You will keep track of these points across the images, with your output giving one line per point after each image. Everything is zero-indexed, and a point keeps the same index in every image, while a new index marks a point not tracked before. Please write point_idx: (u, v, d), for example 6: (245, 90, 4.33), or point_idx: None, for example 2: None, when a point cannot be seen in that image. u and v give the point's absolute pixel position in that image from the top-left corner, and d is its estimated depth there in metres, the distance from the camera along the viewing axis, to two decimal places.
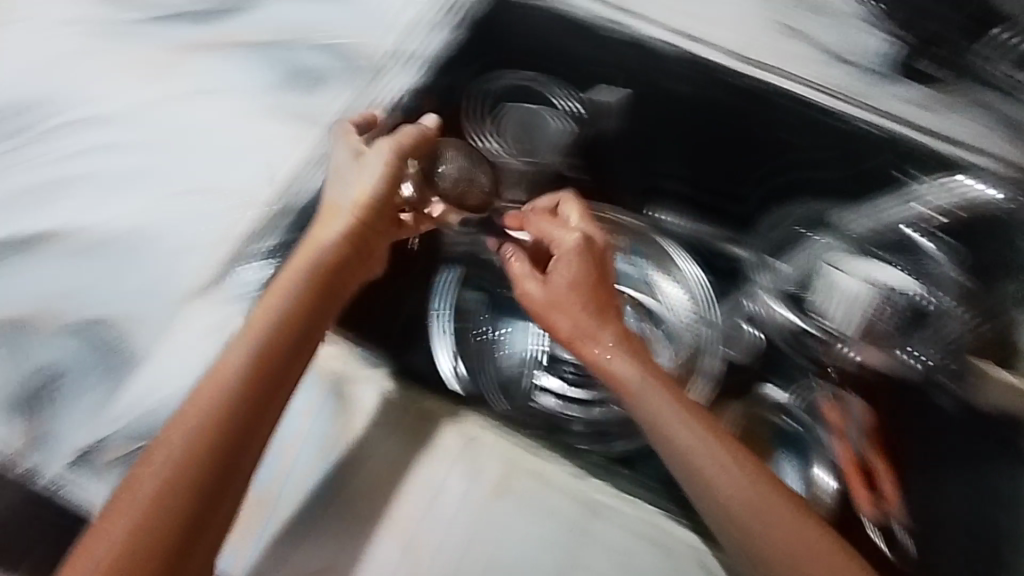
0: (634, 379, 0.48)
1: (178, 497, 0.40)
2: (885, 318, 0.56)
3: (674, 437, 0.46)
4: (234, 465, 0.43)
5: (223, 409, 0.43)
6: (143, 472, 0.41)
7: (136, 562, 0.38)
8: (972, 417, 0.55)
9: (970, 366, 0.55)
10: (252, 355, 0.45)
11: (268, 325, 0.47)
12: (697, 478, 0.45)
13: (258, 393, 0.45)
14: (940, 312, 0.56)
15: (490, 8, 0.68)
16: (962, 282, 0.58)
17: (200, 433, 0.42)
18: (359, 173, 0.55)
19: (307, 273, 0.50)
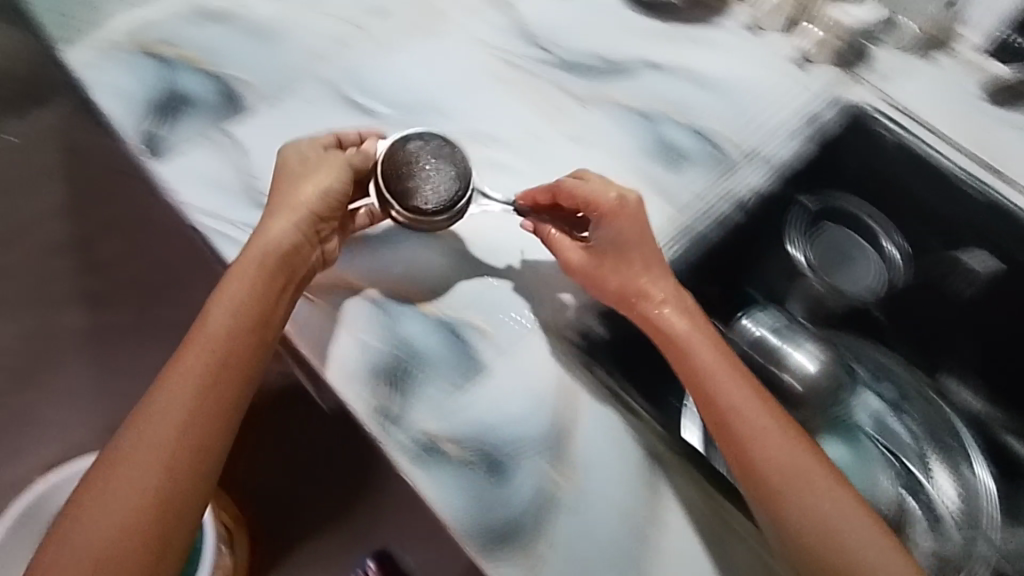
0: (740, 394, 0.46)
1: (176, 472, 0.40)
2: None
3: (778, 458, 0.44)
4: (220, 408, 0.43)
5: (212, 360, 0.43)
6: (125, 455, 0.40)
7: (148, 523, 0.39)
8: None
9: None
10: (228, 331, 0.45)
11: (246, 296, 0.46)
12: (770, 493, 0.43)
13: (234, 338, 0.45)
14: None
15: (840, 133, 0.66)
16: None
17: (199, 394, 0.42)
18: (319, 164, 0.51)
19: (267, 256, 0.47)
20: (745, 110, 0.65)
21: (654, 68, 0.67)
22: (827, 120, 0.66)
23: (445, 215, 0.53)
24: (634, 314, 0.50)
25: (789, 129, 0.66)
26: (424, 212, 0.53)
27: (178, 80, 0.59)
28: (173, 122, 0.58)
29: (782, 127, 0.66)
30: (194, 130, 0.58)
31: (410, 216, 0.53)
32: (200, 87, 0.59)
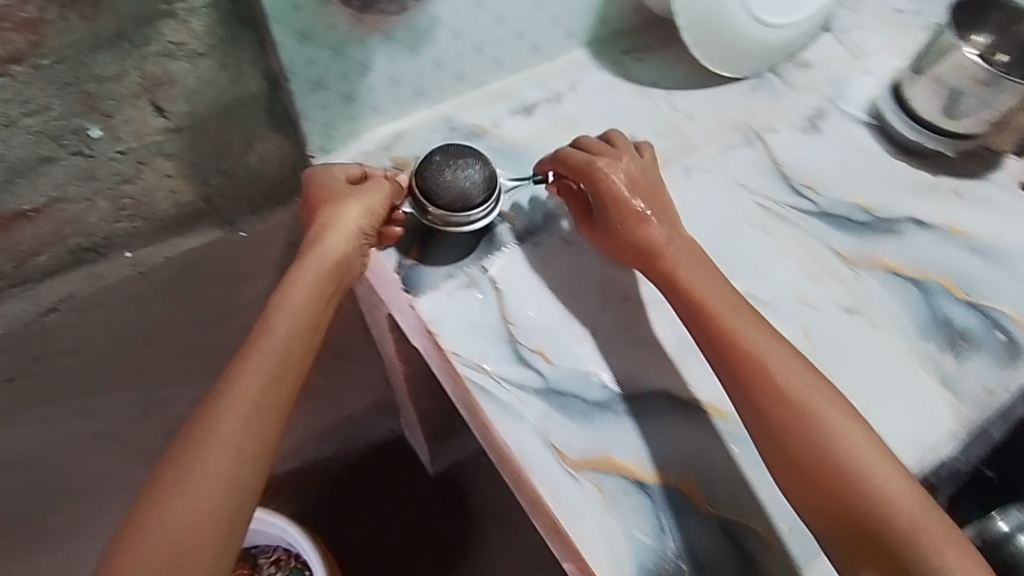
0: (793, 379, 0.46)
1: (253, 443, 0.45)
2: None
3: (834, 425, 0.44)
4: (265, 407, 0.46)
5: (267, 370, 0.46)
6: (209, 439, 0.44)
7: (233, 486, 0.43)
8: None
9: None
10: (293, 323, 0.48)
11: (306, 298, 0.50)
12: (837, 468, 0.43)
13: (290, 345, 0.48)
14: None
15: None
16: None
17: (270, 379, 0.46)
18: (360, 201, 0.53)
19: (321, 258, 0.51)
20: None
21: (920, 226, 0.61)
22: None
23: (483, 194, 0.53)
24: (654, 273, 0.51)
25: None
26: (458, 210, 0.53)
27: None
28: (431, 252, 0.55)
29: None
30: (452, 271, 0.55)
31: (443, 216, 0.53)
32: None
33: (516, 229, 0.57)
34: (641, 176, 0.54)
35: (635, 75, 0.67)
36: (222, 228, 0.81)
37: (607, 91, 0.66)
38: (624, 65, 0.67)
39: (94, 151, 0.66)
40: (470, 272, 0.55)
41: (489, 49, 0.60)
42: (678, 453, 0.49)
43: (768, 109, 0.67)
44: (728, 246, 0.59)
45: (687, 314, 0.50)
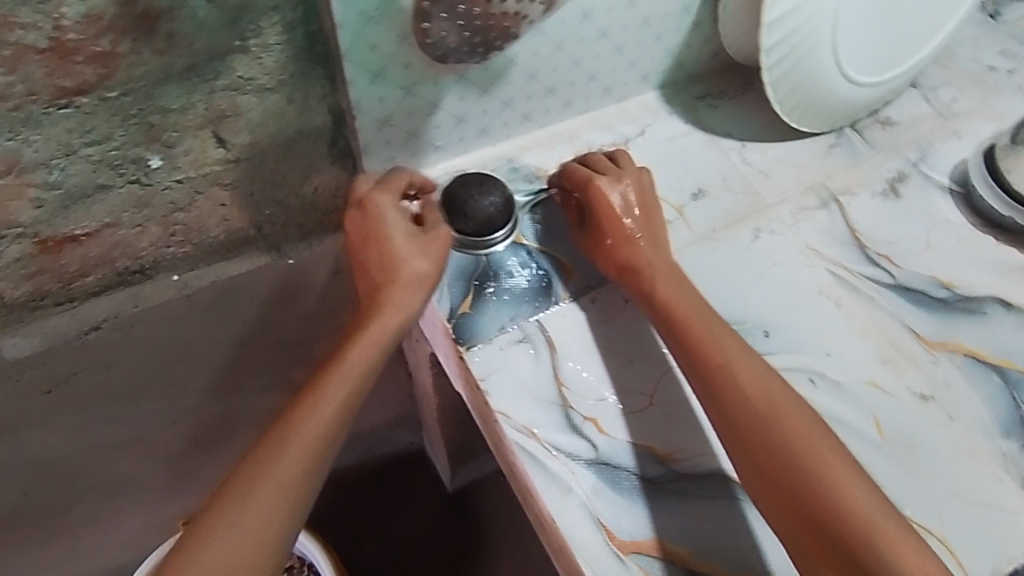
0: (755, 381, 0.46)
1: (311, 471, 0.44)
2: None
3: (793, 428, 0.44)
4: (328, 438, 0.45)
5: (338, 402, 0.46)
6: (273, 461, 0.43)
7: (288, 513, 0.42)
8: None
9: None
10: (366, 357, 0.48)
11: (380, 336, 0.49)
12: (791, 474, 0.43)
13: (361, 383, 0.48)
14: None
15: None
16: None
17: (339, 410, 0.46)
18: (429, 242, 0.51)
19: (397, 299, 0.50)
20: None
21: (1006, 308, 0.58)
22: None
23: (504, 218, 0.54)
24: (633, 285, 0.52)
25: None
26: (480, 233, 0.53)
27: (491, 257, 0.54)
28: (484, 305, 0.53)
29: None
30: (504, 324, 0.52)
31: (465, 237, 0.53)
32: (513, 272, 0.54)
33: (573, 287, 0.54)
34: (640, 192, 0.54)
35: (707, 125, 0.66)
36: (271, 254, 0.77)
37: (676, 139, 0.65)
38: (696, 112, 0.66)
39: (149, 179, 0.65)
40: (523, 331, 0.52)
41: (561, 91, 0.59)
42: (737, 544, 0.46)
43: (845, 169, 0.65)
44: (800, 314, 0.57)
45: (662, 324, 0.50)
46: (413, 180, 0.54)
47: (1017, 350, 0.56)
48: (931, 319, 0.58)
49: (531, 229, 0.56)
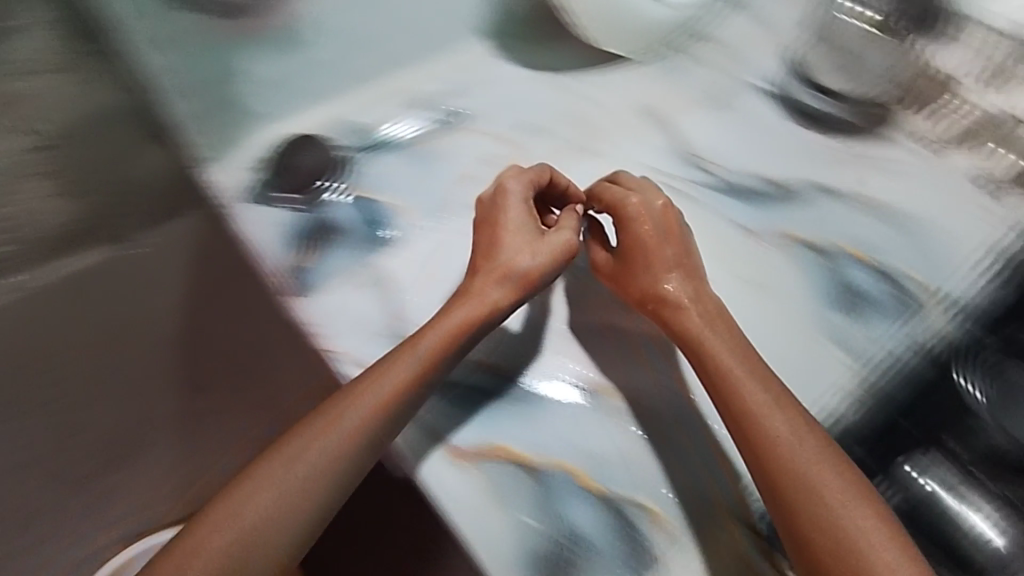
0: (720, 346, 0.48)
1: (327, 492, 0.42)
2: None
3: (724, 357, 0.47)
4: (342, 451, 0.43)
5: (374, 407, 0.45)
6: (274, 468, 0.42)
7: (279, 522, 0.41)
8: None
9: None
10: (394, 385, 0.46)
11: (413, 373, 0.47)
12: (716, 379, 0.47)
13: (382, 407, 0.45)
14: None
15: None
16: None
17: (371, 438, 0.45)
18: (524, 244, 0.52)
19: (439, 327, 0.50)
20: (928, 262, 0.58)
21: (829, 195, 0.61)
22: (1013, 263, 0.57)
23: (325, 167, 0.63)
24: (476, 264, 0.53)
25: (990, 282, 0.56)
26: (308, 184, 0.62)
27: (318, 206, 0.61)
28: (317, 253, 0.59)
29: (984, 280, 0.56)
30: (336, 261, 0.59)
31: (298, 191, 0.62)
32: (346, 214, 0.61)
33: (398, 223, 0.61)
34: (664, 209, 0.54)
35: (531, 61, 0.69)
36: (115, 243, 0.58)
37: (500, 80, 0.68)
38: (532, 52, 0.70)
39: None
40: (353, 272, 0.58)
41: (382, 48, 0.66)
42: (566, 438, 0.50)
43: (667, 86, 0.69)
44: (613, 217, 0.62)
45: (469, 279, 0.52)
46: (554, 177, 0.57)
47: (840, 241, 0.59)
48: (748, 213, 0.62)
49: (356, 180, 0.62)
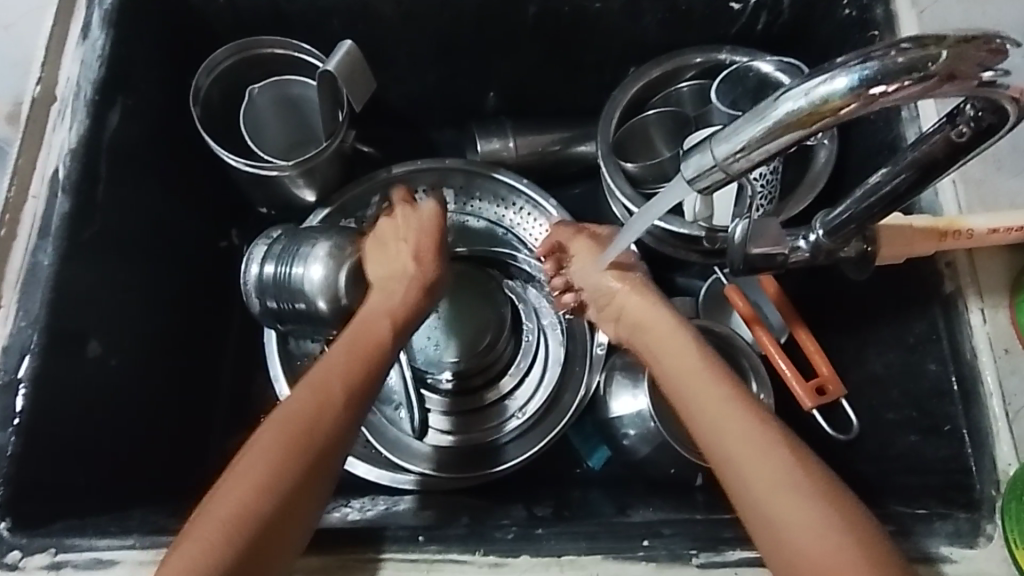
0: (328, 370, 0.51)
1: (272, 489, 0.45)
2: (769, 178, 0.65)
3: (331, 363, 0.51)
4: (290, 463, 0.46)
5: (365, 355, 0.52)
6: (230, 482, 0.45)
7: (232, 531, 0.43)
8: (918, 352, 0.61)
9: (909, 292, 0.62)
10: (326, 395, 0.49)
11: (326, 382, 0.50)
12: (312, 390, 0.49)
13: (301, 443, 0.47)
14: (830, 221, 0.54)
15: (426, 163, 0.78)
16: (938, 220, 0.57)
17: (277, 465, 0.46)
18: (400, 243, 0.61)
19: (337, 356, 0.52)
20: (281, 306, 0.68)
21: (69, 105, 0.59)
22: (419, 165, 0.79)
23: None
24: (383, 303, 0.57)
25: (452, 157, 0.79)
26: None
27: (31, 547, 0.48)
28: None
29: (425, 162, 0.79)
30: None
31: None
32: None
33: None
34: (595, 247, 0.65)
35: (155, 194, 0.66)
36: None
37: (26, 192, 0.56)
38: None
39: None
40: (113, 555, 0.48)
41: None
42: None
43: (329, 164, 0.73)
44: None
45: (357, 343, 0.53)
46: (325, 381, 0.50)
47: (253, 307, 0.69)
48: None
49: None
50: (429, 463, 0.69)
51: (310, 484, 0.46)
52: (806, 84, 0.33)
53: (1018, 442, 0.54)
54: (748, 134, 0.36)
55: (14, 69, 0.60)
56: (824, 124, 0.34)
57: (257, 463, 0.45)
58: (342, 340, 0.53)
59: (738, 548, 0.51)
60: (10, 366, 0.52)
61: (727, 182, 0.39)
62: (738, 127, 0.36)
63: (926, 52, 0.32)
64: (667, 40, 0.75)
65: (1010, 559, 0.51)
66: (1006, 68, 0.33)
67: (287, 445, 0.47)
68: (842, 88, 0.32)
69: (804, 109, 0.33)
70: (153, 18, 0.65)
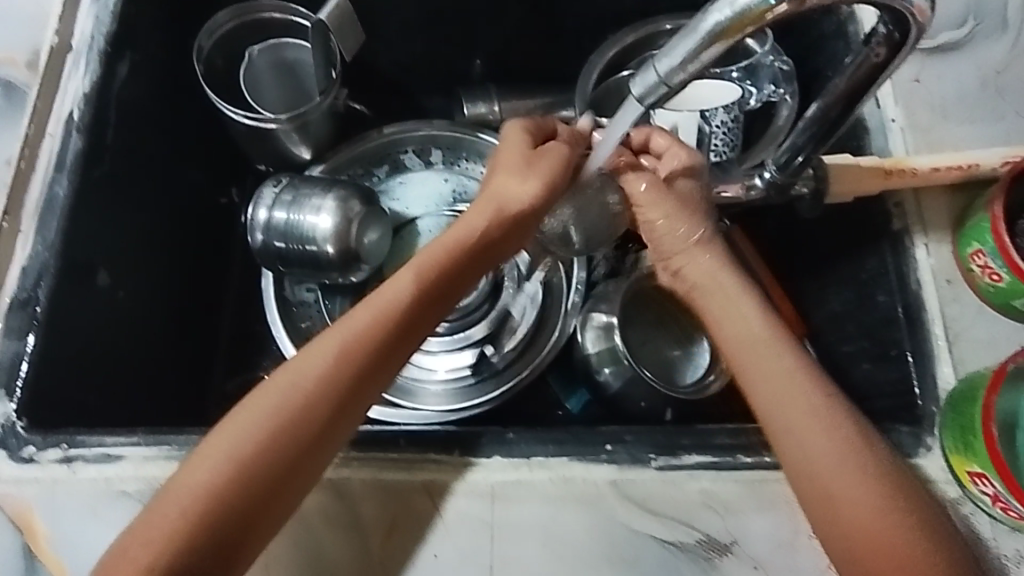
0: (343, 337, 0.51)
1: (269, 455, 0.48)
2: (730, 126, 0.71)
3: (349, 327, 0.52)
4: (290, 436, 0.49)
5: (382, 314, 0.52)
6: (228, 436, 0.49)
7: (225, 490, 0.47)
8: (870, 287, 0.65)
9: (862, 232, 0.66)
10: (336, 357, 0.51)
11: (345, 351, 0.51)
12: (330, 357, 0.51)
13: (301, 413, 0.50)
14: (781, 158, 0.59)
15: (427, 129, 0.83)
16: (884, 160, 0.61)
17: (274, 430, 0.49)
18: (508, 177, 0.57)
19: (357, 320, 0.52)
20: (287, 247, 0.73)
21: (81, 55, 0.64)
22: (416, 129, 0.83)
23: None
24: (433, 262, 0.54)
25: (450, 123, 0.83)
26: None
27: (45, 443, 0.53)
28: None
29: (424, 127, 0.83)
30: None
31: None
32: None
33: None
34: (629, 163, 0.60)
35: (161, 144, 0.71)
36: None
37: (43, 131, 0.61)
38: None
39: None
40: (119, 451, 0.52)
41: None
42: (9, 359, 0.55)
43: (323, 121, 0.78)
44: None
45: (382, 307, 0.52)
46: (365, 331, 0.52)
47: (256, 244, 0.73)
48: None
49: (7, 407, 0.53)
50: (413, 395, 0.74)
51: (312, 453, 0.49)
52: None
53: (958, 362, 0.58)
54: (688, 47, 0.42)
55: (31, 21, 0.65)
56: (748, 32, 0.41)
57: (268, 415, 0.49)
58: (380, 300, 0.52)
59: (695, 454, 0.54)
60: (26, 285, 0.57)
61: (672, 94, 0.46)
62: (678, 41, 0.42)
63: None
64: (642, 6, 0.79)
65: (948, 467, 0.55)
66: None
67: (302, 405, 0.50)
68: None
69: (732, 20, 0.40)
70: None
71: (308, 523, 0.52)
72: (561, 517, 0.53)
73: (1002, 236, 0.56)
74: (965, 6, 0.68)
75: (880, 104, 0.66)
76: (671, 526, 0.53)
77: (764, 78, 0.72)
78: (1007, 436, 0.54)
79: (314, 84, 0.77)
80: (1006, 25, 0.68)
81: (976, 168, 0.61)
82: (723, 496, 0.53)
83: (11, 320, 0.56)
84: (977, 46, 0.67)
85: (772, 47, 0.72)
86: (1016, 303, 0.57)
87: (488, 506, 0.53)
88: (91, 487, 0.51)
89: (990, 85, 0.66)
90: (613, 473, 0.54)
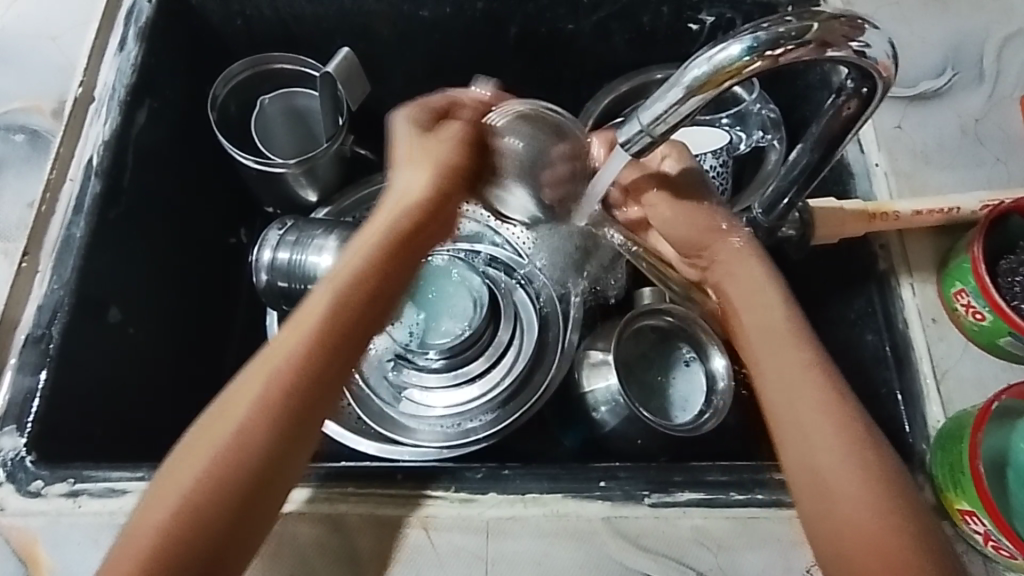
0: (283, 357, 0.50)
1: (229, 480, 0.47)
2: (720, 169, 0.75)
3: (284, 346, 0.51)
4: (247, 459, 0.47)
5: (316, 333, 0.51)
6: (183, 466, 0.47)
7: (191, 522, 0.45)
8: (859, 327, 0.67)
9: (856, 274, 0.68)
10: (273, 378, 0.49)
11: (282, 367, 0.50)
12: (273, 373, 0.50)
13: (252, 431, 0.48)
14: (764, 201, 0.62)
15: None
16: (867, 204, 0.63)
17: (222, 458, 0.47)
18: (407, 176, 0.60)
19: (297, 337, 0.51)
20: (291, 285, 0.75)
21: (104, 103, 0.68)
22: None
23: None
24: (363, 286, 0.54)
25: None
26: None
27: (53, 477, 0.54)
28: None
29: None
30: None
31: None
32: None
33: None
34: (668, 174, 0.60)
35: (175, 189, 0.74)
36: None
37: (64, 175, 0.65)
38: None
39: None
40: (125, 484, 0.54)
41: None
42: (24, 391, 0.57)
43: (329, 164, 0.81)
44: None
45: (319, 326, 0.51)
46: (301, 352, 0.50)
47: (262, 281, 0.76)
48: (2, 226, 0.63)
49: (17, 440, 0.55)
50: (411, 435, 0.75)
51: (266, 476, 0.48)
52: (709, 54, 0.43)
53: (945, 399, 0.59)
54: (670, 100, 0.45)
55: (59, 72, 0.69)
56: (726, 85, 0.44)
57: (214, 441, 0.48)
58: (313, 314, 0.52)
59: (688, 491, 0.55)
60: (41, 322, 0.59)
61: (657, 143, 0.49)
62: (661, 95, 0.45)
63: (802, 25, 0.42)
64: (635, 58, 0.83)
65: (940, 507, 0.56)
66: (868, 42, 0.45)
67: (242, 433, 0.48)
68: (738, 53, 0.42)
69: (710, 74, 0.43)
70: (176, 36, 0.74)
71: (305, 557, 0.53)
72: (554, 552, 0.53)
73: (982, 276, 0.58)
74: (943, 58, 0.71)
75: (863, 149, 0.69)
76: (662, 562, 0.53)
77: (752, 125, 0.75)
78: (996, 475, 0.55)
79: (322, 130, 0.81)
80: (983, 77, 0.71)
81: (957, 212, 0.63)
82: (718, 535, 0.54)
83: (27, 353, 0.58)
84: (956, 96, 0.70)
85: (759, 95, 0.75)
86: (1000, 342, 0.59)
87: (482, 541, 0.54)
88: (95, 518, 0.52)
89: (970, 132, 0.69)
90: (606, 510, 0.55)
